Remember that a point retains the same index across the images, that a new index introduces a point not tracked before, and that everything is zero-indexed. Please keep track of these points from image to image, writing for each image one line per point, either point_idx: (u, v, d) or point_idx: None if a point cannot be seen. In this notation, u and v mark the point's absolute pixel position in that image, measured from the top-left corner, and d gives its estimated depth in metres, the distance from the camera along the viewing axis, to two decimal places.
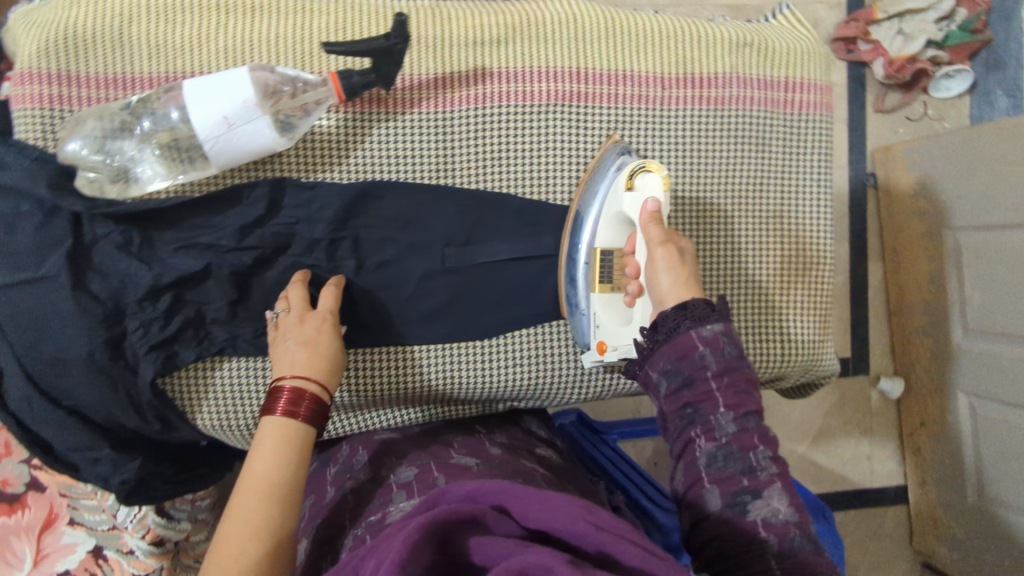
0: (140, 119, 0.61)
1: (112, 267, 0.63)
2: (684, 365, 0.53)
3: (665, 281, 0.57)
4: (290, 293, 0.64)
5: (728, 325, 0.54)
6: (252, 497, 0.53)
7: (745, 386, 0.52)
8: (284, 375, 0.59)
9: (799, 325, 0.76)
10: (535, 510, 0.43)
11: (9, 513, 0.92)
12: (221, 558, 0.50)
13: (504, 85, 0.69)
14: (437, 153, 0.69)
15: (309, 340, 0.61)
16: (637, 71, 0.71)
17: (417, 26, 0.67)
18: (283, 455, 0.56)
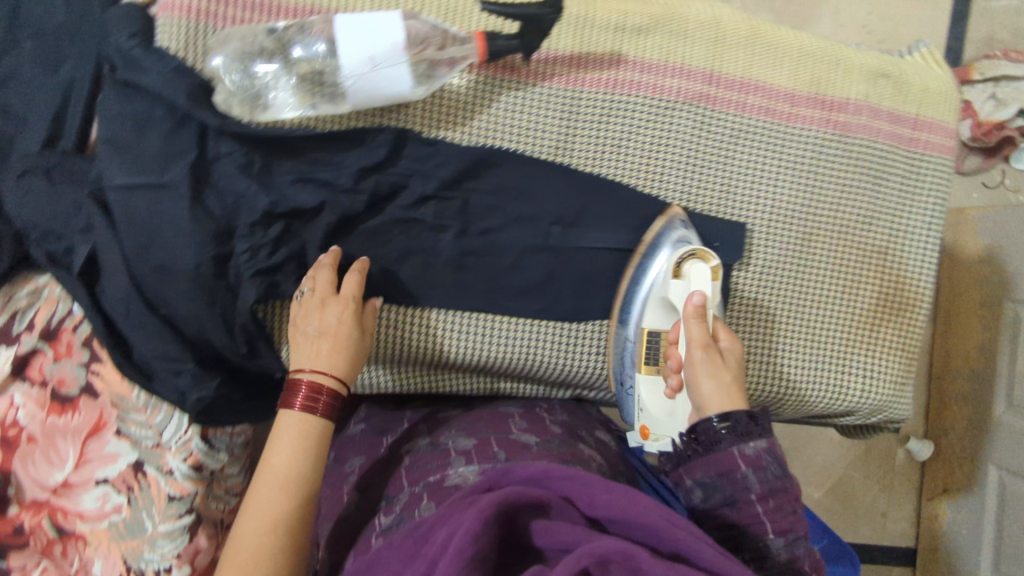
0: (288, 45, 0.61)
1: (228, 187, 0.64)
2: (726, 483, 0.54)
3: (707, 385, 0.58)
4: (317, 272, 0.64)
5: (770, 442, 0.54)
6: (270, 489, 0.58)
7: (790, 507, 0.52)
8: (302, 369, 0.62)
9: (874, 362, 0.77)
10: (603, 500, 0.44)
11: None
12: (238, 551, 0.55)
13: (638, 74, 0.69)
14: (561, 130, 0.68)
15: (329, 330, 0.63)
16: (772, 85, 0.71)
17: (568, 4, 0.68)
18: (302, 448, 0.60)
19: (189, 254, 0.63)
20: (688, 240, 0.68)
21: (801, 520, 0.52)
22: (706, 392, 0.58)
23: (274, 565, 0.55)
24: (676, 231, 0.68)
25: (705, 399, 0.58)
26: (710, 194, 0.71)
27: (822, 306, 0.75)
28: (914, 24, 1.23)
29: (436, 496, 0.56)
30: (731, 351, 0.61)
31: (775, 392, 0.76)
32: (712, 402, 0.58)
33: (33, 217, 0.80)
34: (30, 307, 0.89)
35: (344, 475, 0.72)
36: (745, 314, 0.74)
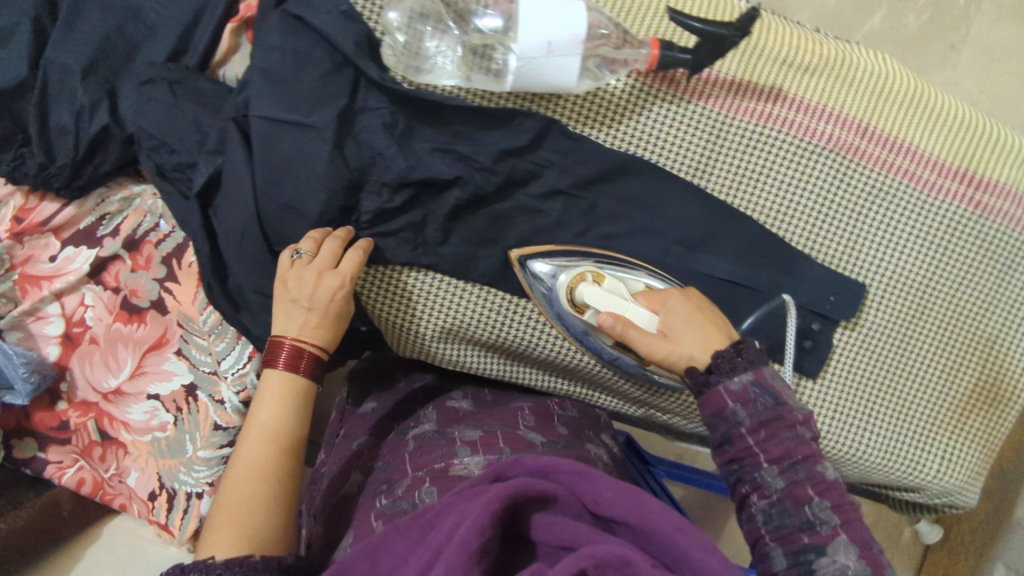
0: (468, 14, 0.59)
1: (369, 141, 0.64)
2: (720, 421, 0.54)
3: (687, 346, 0.58)
4: (308, 241, 0.64)
5: (757, 373, 0.54)
6: (260, 443, 0.63)
7: (785, 433, 0.53)
8: (287, 334, 0.65)
9: (956, 448, 0.76)
10: (608, 500, 0.48)
11: (126, 322, 0.94)
12: (232, 503, 0.60)
13: (794, 113, 0.68)
14: (704, 153, 0.67)
15: (320, 305, 0.64)
16: (923, 150, 0.70)
17: (756, 27, 0.66)
18: (289, 407, 0.65)
19: (318, 198, 0.64)
20: (555, 269, 0.67)
21: (805, 443, 0.53)
22: (687, 344, 0.58)
23: (268, 519, 0.60)
24: (532, 267, 0.68)
25: (683, 358, 0.58)
26: (835, 246, 0.70)
27: (918, 381, 0.74)
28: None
29: (439, 480, 0.58)
30: (671, 325, 0.60)
31: (850, 456, 0.75)
32: (696, 352, 0.57)
33: (147, 125, 0.79)
34: (121, 214, 0.94)
35: (347, 451, 0.74)
36: (841, 372, 0.73)
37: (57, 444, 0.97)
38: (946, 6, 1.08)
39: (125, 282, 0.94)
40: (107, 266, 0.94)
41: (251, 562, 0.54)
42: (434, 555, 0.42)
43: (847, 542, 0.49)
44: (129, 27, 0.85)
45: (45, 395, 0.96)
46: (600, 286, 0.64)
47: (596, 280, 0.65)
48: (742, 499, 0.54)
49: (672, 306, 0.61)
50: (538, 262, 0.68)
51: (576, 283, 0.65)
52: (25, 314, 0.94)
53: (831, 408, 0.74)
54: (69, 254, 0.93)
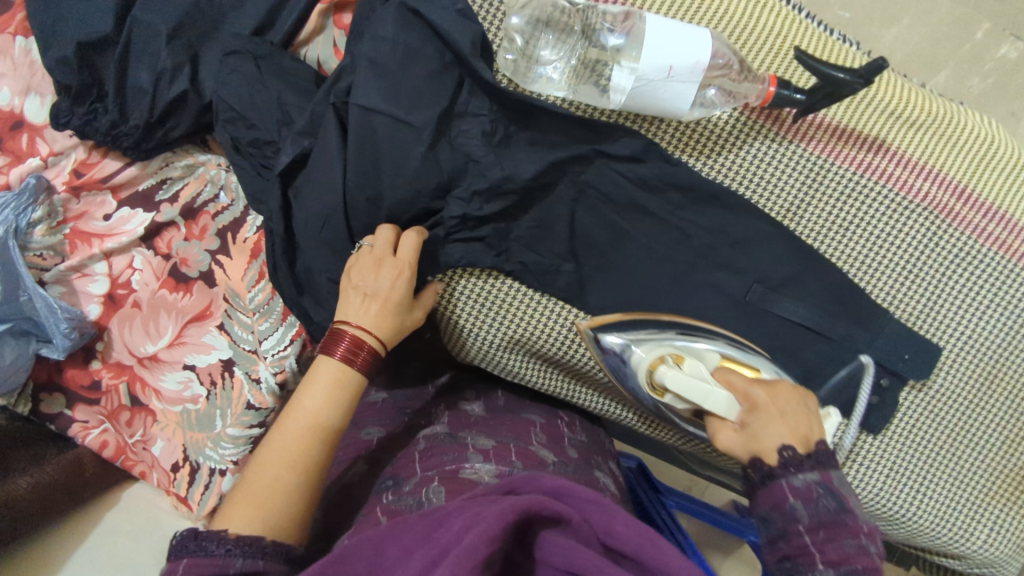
0: (592, 30, 0.59)
1: (465, 145, 0.64)
2: (778, 515, 0.52)
3: (772, 434, 0.54)
4: (376, 232, 0.63)
5: (823, 475, 0.52)
6: (298, 428, 0.58)
7: (846, 539, 0.48)
8: (348, 321, 0.61)
9: (1015, 527, 0.73)
10: (621, 533, 0.42)
11: (173, 289, 0.92)
12: (256, 481, 0.55)
13: (894, 166, 0.67)
14: (798, 195, 0.67)
15: (377, 290, 0.62)
16: (1018, 219, 0.68)
17: (880, 81, 0.67)
18: (333, 395, 0.60)
19: (400, 191, 0.63)
20: (627, 342, 0.65)
21: (866, 553, 0.48)
22: (764, 436, 0.55)
23: (287, 506, 0.55)
24: (607, 339, 0.66)
25: (757, 446, 0.55)
26: (915, 304, 0.69)
27: (980, 452, 0.72)
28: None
29: (449, 482, 0.55)
30: (754, 395, 0.56)
31: (904, 518, 0.73)
32: (775, 445, 0.54)
33: (228, 96, 0.78)
34: (183, 180, 0.93)
35: (358, 442, 0.70)
36: (903, 431, 0.72)
37: (86, 404, 0.94)
38: (1012, 70, 1.03)
39: (177, 250, 0.92)
40: (161, 232, 0.93)
41: (259, 547, 0.50)
42: (440, 555, 0.38)
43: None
44: None
45: (79, 352, 0.93)
46: (681, 369, 0.60)
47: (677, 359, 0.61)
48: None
49: (752, 395, 0.57)
50: (613, 332, 0.66)
51: (656, 364, 0.62)
52: (71, 270, 0.92)
53: (891, 468, 0.72)
54: (125, 214, 0.92)
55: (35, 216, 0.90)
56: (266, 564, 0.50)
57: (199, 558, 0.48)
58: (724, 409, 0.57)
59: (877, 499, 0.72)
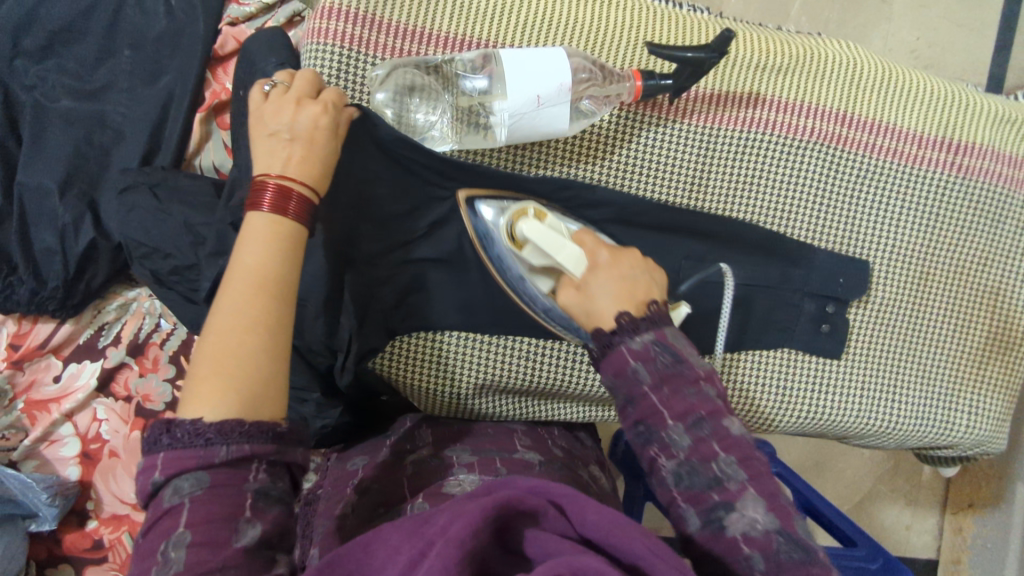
0: (458, 80, 0.61)
1: (377, 216, 0.63)
2: (622, 383, 0.48)
3: (605, 292, 0.51)
4: (296, 78, 0.53)
5: (658, 333, 0.48)
6: (244, 289, 0.44)
7: (688, 389, 0.46)
8: (271, 171, 0.47)
9: (979, 400, 0.79)
10: (592, 522, 0.42)
11: (144, 428, 0.91)
12: (217, 353, 0.42)
13: (775, 114, 0.70)
14: (695, 167, 0.70)
15: (303, 135, 0.49)
16: (899, 126, 0.73)
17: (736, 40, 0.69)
18: (275, 249, 0.46)
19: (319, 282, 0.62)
20: (498, 212, 0.63)
21: (709, 399, 0.47)
22: (602, 300, 0.51)
23: (261, 385, 0.43)
24: (481, 211, 0.63)
25: (595, 311, 0.51)
26: (835, 232, 0.73)
27: (931, 343, 0.77)
28: (955, 63, 1.14)
29: (432, 497, 0.56)
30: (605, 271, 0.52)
31: (889, 429, 0.77)
32: (606, 306, 0.50)
33: (136, 234, 0.79)
34: (120, 321, 0.93)
35: (347, 474, 0.67)
36: (861, 350, 0.75)
37: (92, 564, 0.90)
38: None
39: (136, 388, 0.92)
40: (115, 376, 0.92)
41: (239, 429, 0.41)
42: (425, 546, 0.38)
43: (756, 498, 0.44)
44: (97, 134, 0.85)
45: (72, 517, 0.90)
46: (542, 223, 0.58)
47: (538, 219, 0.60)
48: (650, 464, 0.47)
49: (599, 258, 0.53)
50: (489, 201, 0.63)
51: (517, 219, 0.61)
52: (37, 442, 0.90)
53: (862, 389, 0.75)
54: (73, 371, 0.91)
55: None
56: (254, 447, 0.41)
57: (180, 452, 0.40)
58: (568, 259, 0.54)
59: (862, 420, 0.76)
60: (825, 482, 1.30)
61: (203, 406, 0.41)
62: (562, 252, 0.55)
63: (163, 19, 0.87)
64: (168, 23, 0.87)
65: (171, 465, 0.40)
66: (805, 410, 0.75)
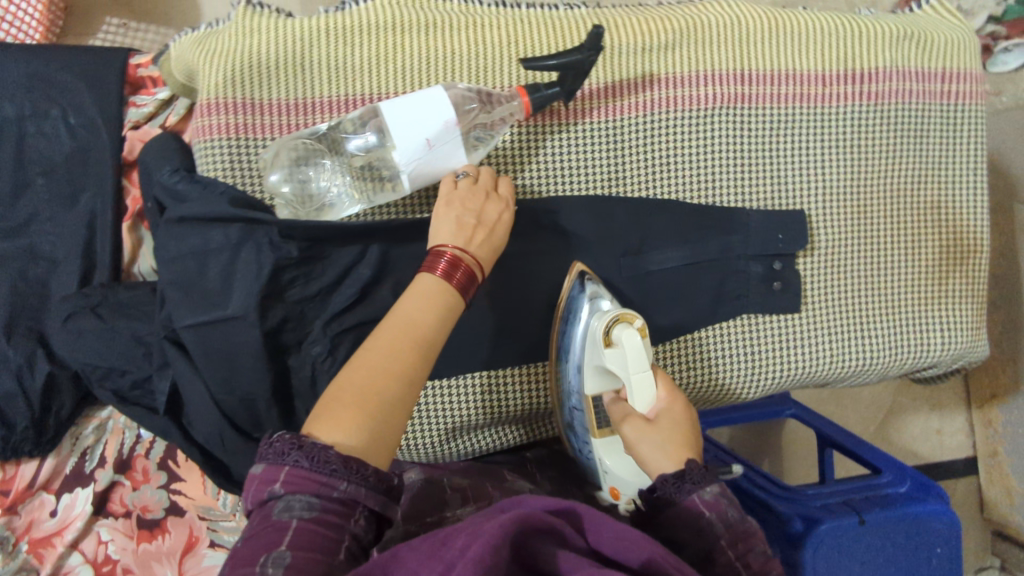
0: (343, 142, 0.62)
1: (298, 294, 0.63)
2: (687, 531, 0.47)
3: (655, 460, 0.51)
4: (477, 172, 0.61)
5: (722, 485, 0.48)
6: (400, 340, 0.48)
7: (758, 550, 0.46)
8: (447, 242, 0.55)
9: (955, 315, 0.78)
10: (609, 536, 0.39)
11: (151, 538, 0.90)
12: (360, 381, 0.46)
13: (673, 91, 0.70)
14: (607, 162, 0.70)
15: (484, 222, 0.58)
16: (799, 70, 0.73)
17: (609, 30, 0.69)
18: (437, 307, 0.51)
19: (264, 372, 0.62)
20: (593, 310, 0.64)
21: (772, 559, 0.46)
22: (651, 463, 0.51)
23: (391, 413, 0.46)
24: (589, 287, 0.66)
25: (645, 457, 0.52)
26: (762, 190, 0.73)
27: (889, 271, 0.76)
28: None
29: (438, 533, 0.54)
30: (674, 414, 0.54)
31: (872, 366, 0.76)
32: (663, 457, 0.51)
33: (87, 358, 0.79)
34: (100, 442, 0.92)
35: None
36: (820, 296, 0.75)
37: None
38: None
39: (133, 502, 0.91)
40: (109, 495, 0.91)
41: (364, 471, 0.42)
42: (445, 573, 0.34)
43: None
44: (31, 269, 0.85)
45: None
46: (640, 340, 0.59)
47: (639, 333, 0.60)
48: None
49: (677, 408, 0.54)
50: (598, 283, 0.66)
51: (617, 323, 0.61)
52: None
53: (832, 333, 0.75)
54: (67, 502, 0.89)
55: None
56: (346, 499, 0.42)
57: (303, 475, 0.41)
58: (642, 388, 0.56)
59: (841, 364, 0.75)
60: (845, 411, 1.30)
61: (336, 431, 0.43)
62: (640, 376, 0.57)
63: (67, 140, 0.86)
64: (72, 143, 0.87)
65: (294, 483, 0.41)
66: (782, 368, 0.74)
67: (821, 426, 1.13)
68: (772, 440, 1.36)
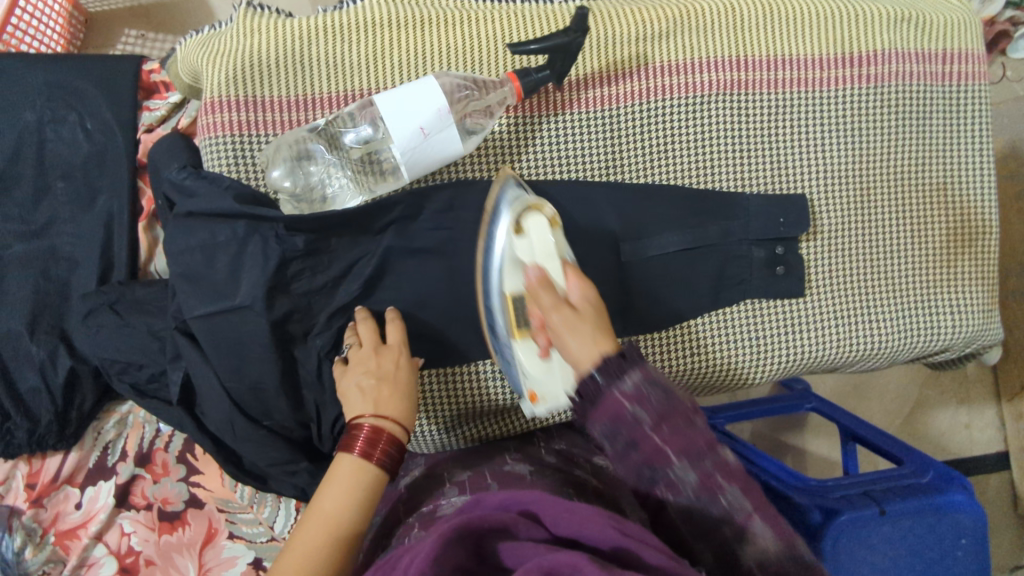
0: (340, 138, 0.64)
1: (305, 286, 0.65)
2: (620, 429, 0.49)
3: (572, 344, 0.53)
4: (360, 329, 0.64)
5: (643, 372, 0.50)
6: (319, 534, 0.54)
7: (685, 426, 0.48)
8: (364, 414, 0.59)
9: (966, 297, 0.77)
10: (564, 517, 0.41)
11: (171, 530, 0.89)
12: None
13: (668, 79, 0.70)
14: (605, 151, 0.70)
15: (386, 376, 0.62)
16: (796, 55, 0.72)
17: (599, 22, 0.69)
18: (354, 497, 0.56)
19: (271, 361, 0.63)
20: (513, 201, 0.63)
21: (704, 430, 0.49)
22: (576, 351, 0.52)
23: None
24: (513, 188, 0.64)
25: (571, 354, 0.53)
26: (762, 176, 0.73)
27: (896, 254, 0.75)
28: None
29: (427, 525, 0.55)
30: (585, 301, 0.55)
31: (881, 350, 0.75)
32: (583, 350, 0.52)
33: (105, 354, 0.81)
34: (121, 437, 0.93)
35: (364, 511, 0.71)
36: (825, 280, 0.74)
37: None
38: None
39: (154, 495, 0.91)
40: (131, 489, 0.91)
41: None
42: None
43: (762, 523, 0.47)
44: (52, 269, 0.88)
45: None
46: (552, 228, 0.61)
47: (550, 222, 0.61)
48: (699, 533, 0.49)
49: (588, 294, 0.56)
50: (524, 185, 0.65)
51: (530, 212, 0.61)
52: (76, 569, 0.87)
53: (839, 318, 0.74)
54: (91, 495, 0.90)
55: (17, 544, 0.86)
56: None
57: None
58: (555, 277, 0.57)
59: (849, 349, 0.74)
60: (868, 404, 1.28)
61: None
62: (552, 254, 0.58)
63: (84, 145, 0.90)
64: (89, 147, 0.90)
65: None
66: (788, 353, 0.73)
67: (843, 421, 1.11)
68: (794, 432, 1.35)
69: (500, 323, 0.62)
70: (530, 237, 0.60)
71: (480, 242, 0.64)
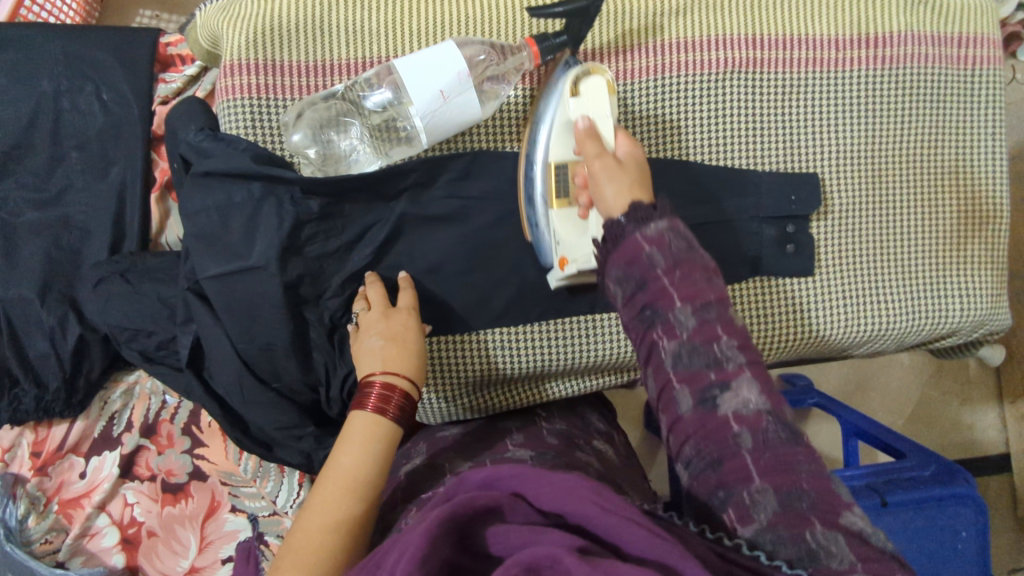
0: (360, 100, 0.65)
1: (317, 250, 0.65)
2: (635, 271, 0.49)
3: (608, 190, 0.53)
4: (369, 291, 0.65)
5: (671, 221, 0.50)
6: (338, 489, 0.54)
7: (698, 274, 0.48)
8: (374, 370, 0.60)
9: (975, 281, 0.77)
10: (546, 493, 0.41)
11: (174, 502, 0.89)
12: (301, 543, 0.51)
13: (683, 55, 0.71)
14: (619, 125, 0.71)
15: (395, 335, 0.62)
16: (812, 35, 0.73)
17: None
18: (370, 448, 0.57)
19: (282, 322, 0.64)
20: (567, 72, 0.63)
21: (716, 285, 0.49)
22: (609, 198, 0.53)
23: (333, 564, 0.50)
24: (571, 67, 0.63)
25: (603, 201, 0.54)
26: (774, 154, 0.73)
27: (906, 236, 0.76)
28: None
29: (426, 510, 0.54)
30: (631, 157, 0.56)
31: (889, 332, 0.75)
32: (617, 195, 0.53)
33: (115, 320, 0.81)
34: (128, 407, 0.92)
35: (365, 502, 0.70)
36: (834, 260, 0.74)
37: None
38: None
39: (158, 466, 0.90)
40: (136, 459, 0.90)
41: None
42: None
43: (750, 379, 0.46)
44: (64, 237, 0.89)
45: None
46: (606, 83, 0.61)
47: (607, 86, 0.61)
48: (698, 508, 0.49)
49: (632, 151, 0.57)
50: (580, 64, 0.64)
51: (588, 72, 0.61)
52: (79, 536, 0.87)
53: (848, 298, 0.74)
54: (96, 464, 0.89)
55: (20, 511, 0.86)
56: None
57: None
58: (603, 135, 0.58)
59: (857, 329, 0.74)
60: (871, 402, 1.28)
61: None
62: (601, 118, 0.59)
63: (100, 115, 0.90)
64: (105, 117, 0.90)
65: None
66: (796, 331, 0.73)
67: (847, 416, 1.11)
68: None
69: (539, 189, 0.63)
70: (586, 98, 0.60)
71: (529, 125, 0.66)
